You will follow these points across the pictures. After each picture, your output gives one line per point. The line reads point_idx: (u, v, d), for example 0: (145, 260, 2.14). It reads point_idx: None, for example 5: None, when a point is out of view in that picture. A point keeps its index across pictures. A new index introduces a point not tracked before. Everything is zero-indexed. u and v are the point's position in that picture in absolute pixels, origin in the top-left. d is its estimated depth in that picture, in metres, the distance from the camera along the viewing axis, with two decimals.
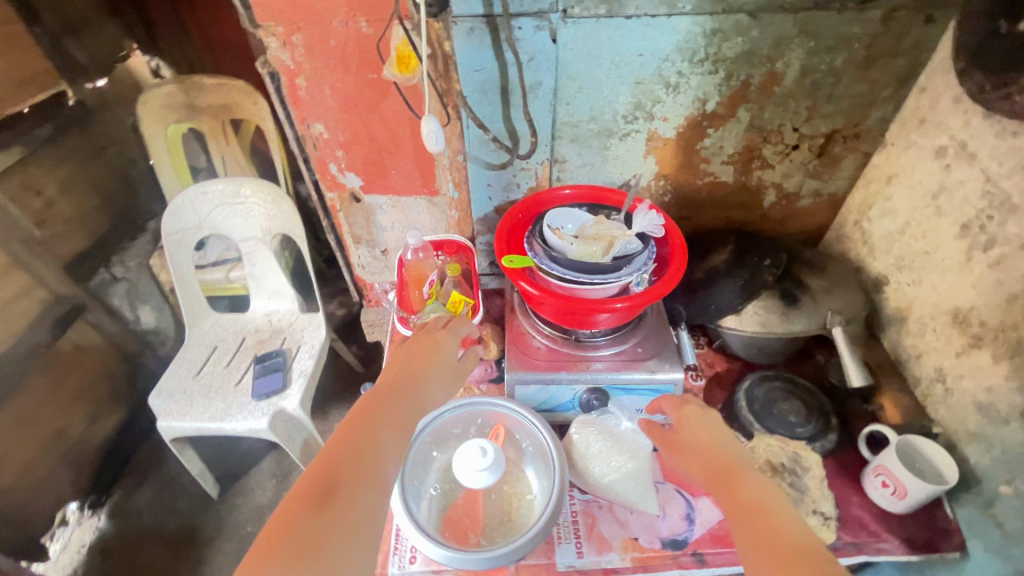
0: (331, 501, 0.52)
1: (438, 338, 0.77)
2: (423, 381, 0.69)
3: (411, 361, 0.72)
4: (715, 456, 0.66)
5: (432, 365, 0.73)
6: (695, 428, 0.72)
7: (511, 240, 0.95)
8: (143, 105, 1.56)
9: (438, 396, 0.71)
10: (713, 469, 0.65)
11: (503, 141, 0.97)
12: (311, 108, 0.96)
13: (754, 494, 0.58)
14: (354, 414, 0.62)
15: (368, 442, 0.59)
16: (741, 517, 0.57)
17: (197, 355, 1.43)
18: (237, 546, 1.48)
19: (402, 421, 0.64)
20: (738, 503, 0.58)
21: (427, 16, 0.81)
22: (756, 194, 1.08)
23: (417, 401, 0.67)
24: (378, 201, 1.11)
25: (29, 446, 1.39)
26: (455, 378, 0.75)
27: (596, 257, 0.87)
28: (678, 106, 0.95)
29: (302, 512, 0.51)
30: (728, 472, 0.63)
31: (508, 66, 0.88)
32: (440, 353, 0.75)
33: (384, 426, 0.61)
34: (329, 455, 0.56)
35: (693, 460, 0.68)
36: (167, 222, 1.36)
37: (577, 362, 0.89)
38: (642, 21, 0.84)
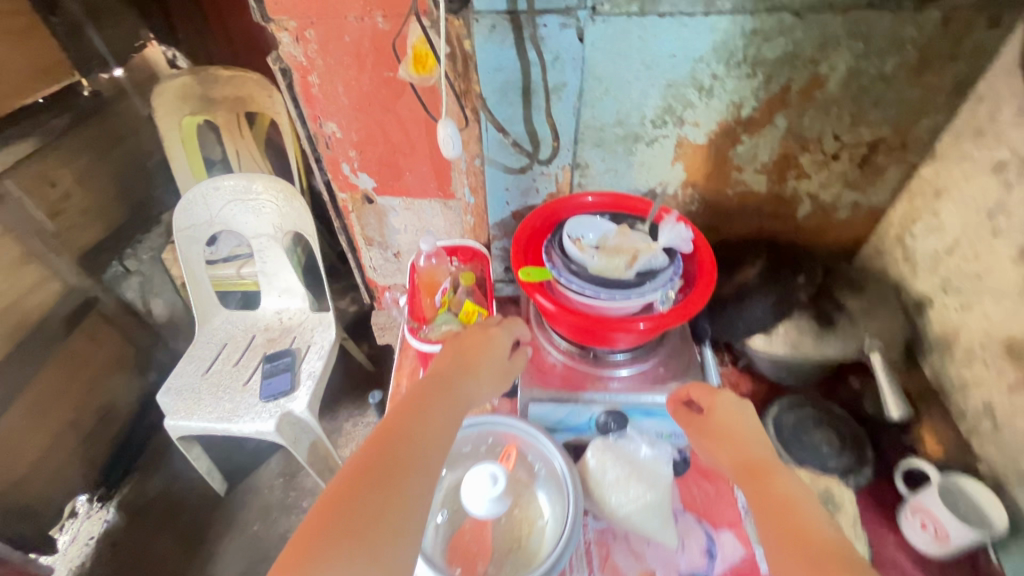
0: (380, 485, 0.59)
1: (492, 333, 0.80)
2: (464, 388, 0.73)
3: (460, 355, 0.76)
4: (745, 449, 0.69)
5: (483, 361, 0.77)
6: (728, 418, 0.73)
7: (529, 250, 0.91)
8: (158, 97, 1.54)
9: (482, 394, 0.75)
10: (744, 462, 0.68)
11: (524, 144, 0.92)
12: (324, 106, 0.92)
13: (783, 492, 0.62)
14: (403, 404, 0.68)
15: (415, 433, 0.65)
16: (771, 516, 0.61)
17: (206, 353, 1.41)
18: (243, 544, 1.47)
19: (447, 415, 0.69)
20: (768, 501, 0.62)
21: (449, 11, 0.77)
22: (789, 205, 1.01)
23: (462, 397, 0.72)
24: (391, 203, 1.08)
25: (42, 438, 1.39)
26: (503, 378, 0.79)
27: (619, 273, 0.83)
28: (710, 111, 0.89)
29: (353, 491, 0.58)
30: (758, 467, 0.66)
31: (531, 66, 0.83)
32: (490, 350, 0.78)
33: (430, 419, 0.67)
34: (378, 441, 0.63)
35: (724, 449, 0.71)
36: (179, 217, 1.35)
37: (595, 383, 0.86)
38: (677, 20, 0.78)
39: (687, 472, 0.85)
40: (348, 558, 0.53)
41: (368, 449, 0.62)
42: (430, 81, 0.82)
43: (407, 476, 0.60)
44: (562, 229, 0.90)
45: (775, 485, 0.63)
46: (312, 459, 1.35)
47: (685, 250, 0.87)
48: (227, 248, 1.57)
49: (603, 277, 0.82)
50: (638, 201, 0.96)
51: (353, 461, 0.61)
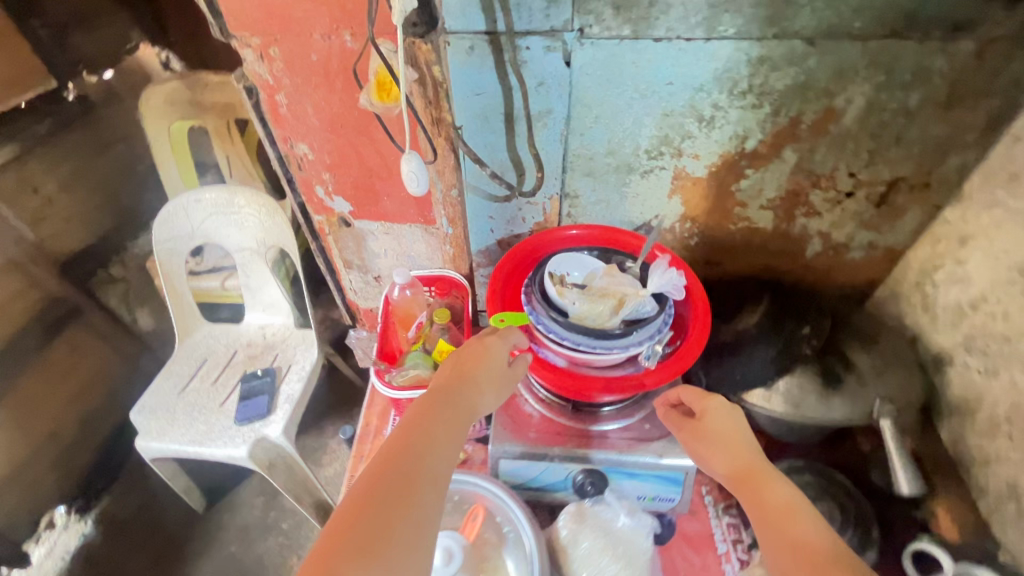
0: (386, 508, 0.53)
1: (489, 342, 0.72)
2: (474, 396, 0.66)
3: (460, 363, 0.69)
4: (738, 455, 0.65)
5: (483, 372, 0.69)
6: (722, 423, 0.68)
7: (507, 293, 0.85)
8: (147, 102, 1.53)
9: (485, 404, 0.67)
10: (739, 469, 0.64)
11: (506, 173, 0.85)
12: (294, 127, 0.85)
13: (780, 500, 0.60)
14: (404, 422, 0.62)
15: (419, 448, 0.59)
16: (773, 526, 0.58)
17: (185, 369, 1.36)
18: (219, 565, 1.42)
19: (454, 426, 0.63)
20: (767, 510, 0.60)
21: (411, 35, 0.71)
22: (797, 243, 0.93)
23: (467, 405, 0.65)
24: (369, 227, 1.01)
25: (17, 451, 1.36)
26: (504, 386, 0.70)
27: (602, 321, 0.76)
28: (711, 142, 0.81)
29: (357, 519, 0.52)
30: (752, 473, 0.63)
31: (513, 91, 0.75)
32: (492, 358, 0.70)
33: (434, 432, 0.61)
34: (382, 463, 0.57)
35: (717, 456, 0.66)
36: (158, 229, 1.30)
37: (571, 437, 0.78)
38: (675, 45, 0.70)
39: (671, 537, 0.79)
40: None
41: (372, 472, 0.56)
42: (393, 111, 0.78)
43: (414, 494, 0.55)
44: (545, 266, 0.83)
45: (770, 493, 0.61)
46: (289, 483, 1.30)
47: (678, 297, 0.79)
48: (212, 258, 1.52)
49: (584, 325, 0.75)
50: (629, 237, 0.89)
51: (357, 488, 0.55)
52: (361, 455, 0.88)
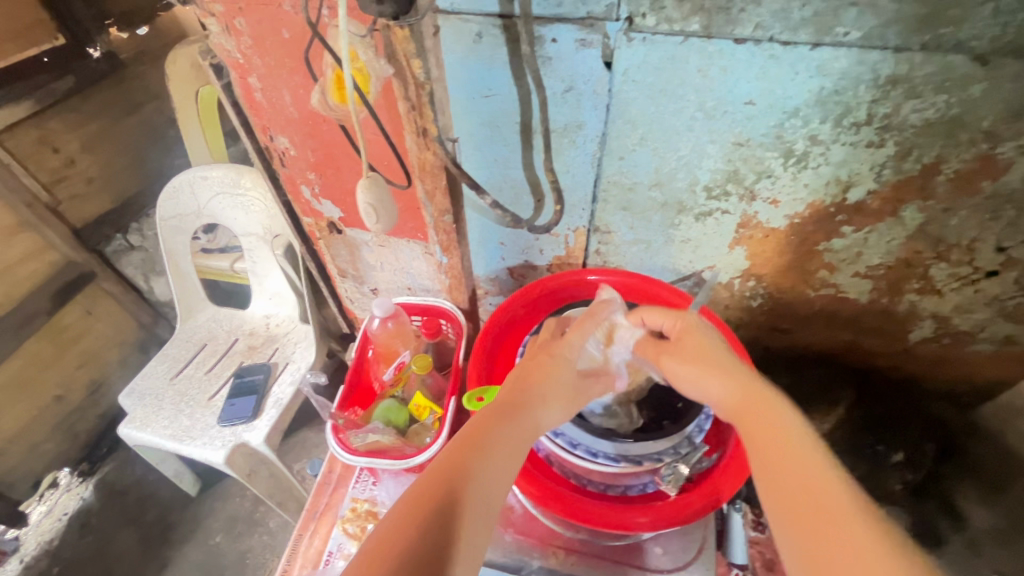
0: (435, 540, 0.39)
1: (555, 350, 0.57)
2: (539, 410, 0.51)
3: (523, 377, 0.54)
4: (730, 377, 0.50)
5: (548, 385, 0.54)
6: (705, 348, 0.54)
7: (496, 359, 0.70)
8: (171, 65, 1.31)
9: (550, 424, 0.52)
10: (728, 396, 0.49)
11: (523, 195, 0.67)
12: (271, 117, 0.70)
13: (778, 425, 0.44)
14: (461, 433, 0.48)
15: (473, 469, 0.44)
16: (774, 456, 0.42)
17: (182, 353, 1.30)
18: (199, 559, 1.33)
19: (514, 449, 0.48)
20: (759, 438, 0.44)
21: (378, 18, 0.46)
22: (898, 323, 0.69)
23: (532, 424, 0.50)
24: (362, 237, 0.85)
25: (20, 414, 1.30)
26: (574, 397, 0.55)
27: (619, 423, 0.60)
28: (798, 186, 0.59)
29: (396, 553, 0.38)
30: (750, 398, 0.48)
31: (532, 98, 0.57)
32: (560, 371, 0.55)
33: (495, 451, 0.46)
34: (432, 480, 0.43)
35: (708, 378, 0.51)
36: (164, 205, 1.22)
37: (556, 548, 0.61)
38: (765, 49, 0.48)
39: None
40: None
41: (419, 493, 0.42)
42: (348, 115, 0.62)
43: (468, 527, 0.41)
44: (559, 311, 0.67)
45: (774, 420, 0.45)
46: (270, 489, 1.20)
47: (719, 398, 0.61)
48: (225, 238, 1.42)
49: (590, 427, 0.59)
50: (670, 292, 0.69)
51: (397, 513, 0.41)
52: (315, 510, 0.73)
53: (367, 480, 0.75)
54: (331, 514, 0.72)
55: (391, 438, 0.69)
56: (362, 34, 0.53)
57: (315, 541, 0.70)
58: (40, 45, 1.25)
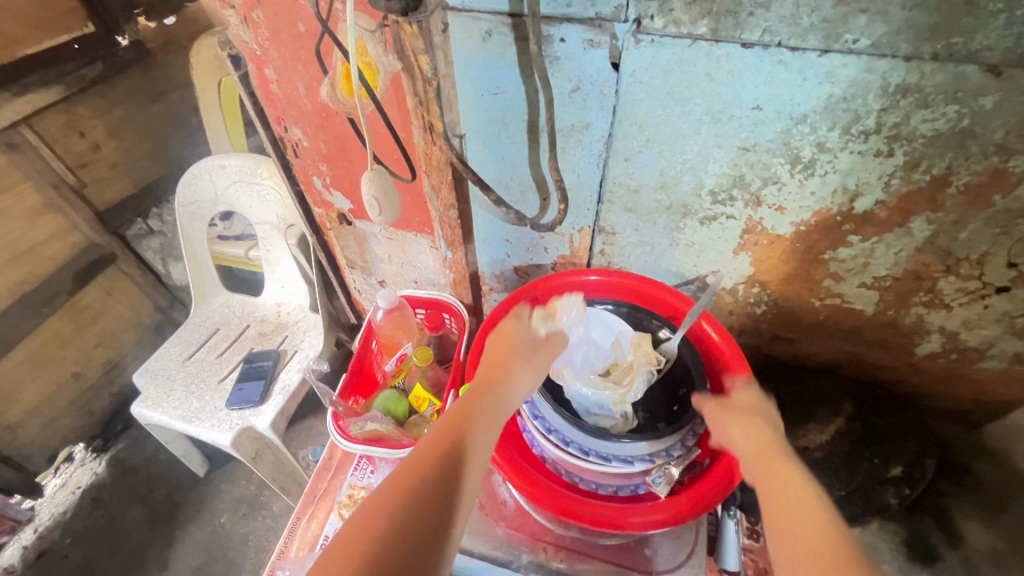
0: (429, 493, 0.44)
1: (507, 329, 0.63)
2: (513, 378, 0.56)
3: (491, 356, 0.59)
4: (756, 435, 0.54)
5: (510, 355, 0.59)
6: (739, 404, 0.59)
7: None
8: (197, 56, 1.34)
9: (526, 390, 0.57)
10: (749, 452, 0.53)
11: (529, 192, 0.67)
12: (286, 108, 0.72)
13: (787, 478, 0.49)
14: (450, 410, 0.52)
15: (459, 437, 0.49)
16: (781, 503, 0.47)
17: (195, 336, 1.33)
18: (204, 539, 1.36)
19: (494, 417, 0.52)
20: (773, 496, 0.48)
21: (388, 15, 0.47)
22: (903, 336, 0.68)
23: (508, 393, 0.55)
24: (371, 229, 0.86)
25: (40, 389, 1.34)
26: (537, 359, 0.60)
27: (614, 424, 0.60)
28: (804, 194, 0.58)
29: (390, 507, 0.42)
30: (768, 458, 0.52)
31: (539, 96, 0.57)
32: (522, 343, 0.61)
33: (476, 420, 0.51)
34: (425, 444, 0.47)
35: (737, 427, 0.56)
36: (183, 191, 1.25)
37: (546, 544, 0.62)
38: (773, 54, 0.48)
39: None
40: None
41: (416, 456, 0.47)
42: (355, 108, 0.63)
43: (462, 483, 0.46)
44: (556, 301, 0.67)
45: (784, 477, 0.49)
46: (274, 473, 1.23)
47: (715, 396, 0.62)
48: (241, 225, 1.45)
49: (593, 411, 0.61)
50: (670, 296, 0.69)
51: (398, 472, 0.46)
52: (313, 495, 0.74)
53: (366, 469, 0.76)
54: (329, 500, 0.74)
55: (389, 428, 0.71)
56: (373, 29, 0.54)
57: (312, 525, 0.72)
58: (71, 32, 1.28)
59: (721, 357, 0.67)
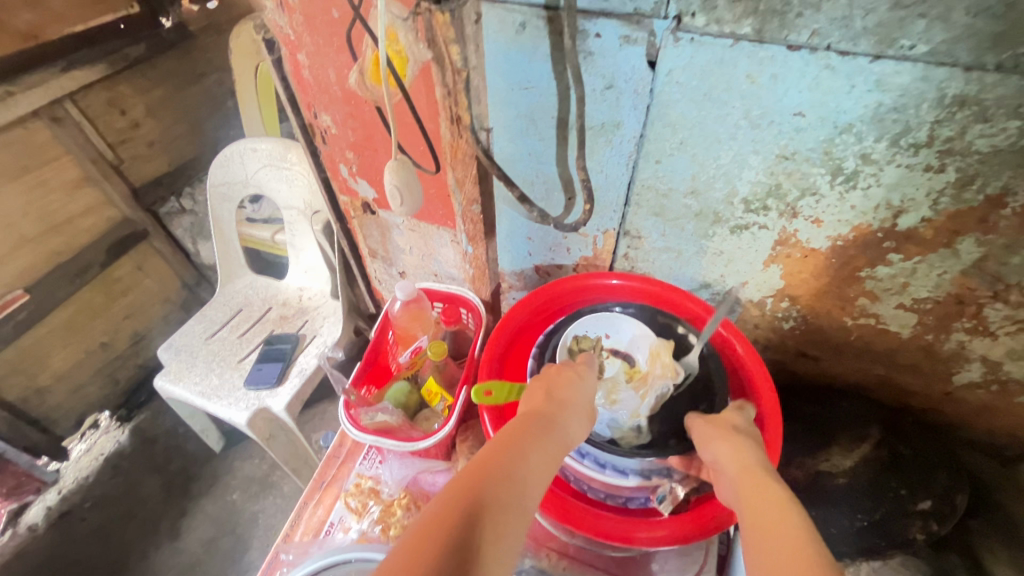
0: (475, 533, 0.39)
1: (581, 370, 0.58)
2: (571, 418, 0.52)
3: (548, 389, 0.54)
4: (741, 452, 0.50)
5: (574, 393, 0.55)
6: (727, 422, 0.55)
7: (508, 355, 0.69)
8: (236, 38, 1.35)
9: (576, 438, 0.52)
10: (733, 472, 0.49)
11: (555, 191, 0.66)
12: (316, 94, 0.72)
13: (769, 499, 0.44)
14: (504, 436, 0.48)
15: (515, 470, 0.45)
16: (763, 523, 0.42)
17: (219, 315, 1.36)
18: (215, 512, 1.39)
19: (551, 457, 0.48)
20: (759, 522, 0.43)
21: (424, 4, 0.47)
22: (941, 362, 0.64)
23: (560, 437, 0.50)
24: (394, 220, 0.85)
25: (69, 357, 1.38)
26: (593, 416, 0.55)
27: (623, 436, 0.59)
28: (844, 207, 0.55)
29: (445, 528, 0.38)
30: (751, 476, 0.47)
31: (570, 92, 0.56)
32: (584, 380, 0.56)
33: (532, 455, 0.47)
34: (479, 472, 0.43)
35: (722, 444, 0.51)
36: (215, 172, 1.27)
37: (550, 550, 0.60)
38: (820, 58, 0.46)
39: None
40: None
41: (469, 476, 0.43)
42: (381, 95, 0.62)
43: (513, 521, 0.41)
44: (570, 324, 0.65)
45: (767, 497, 0.45)
46: (287, 455, 1.25)
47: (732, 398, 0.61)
48: (269, 209, 1.47)
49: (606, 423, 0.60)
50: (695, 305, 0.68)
51: (449, 490, 0.42)
52: (321, 480, 0.75)
53: (375, 458, 0.76)
54: (336, 487, 0.74)
55: (398, 420, 0.72)
56: (403, 16, 0.52)
57: (318, 510, 0.72)
58: (117, 11, 1.32)
59: (745, 371, 0.64)
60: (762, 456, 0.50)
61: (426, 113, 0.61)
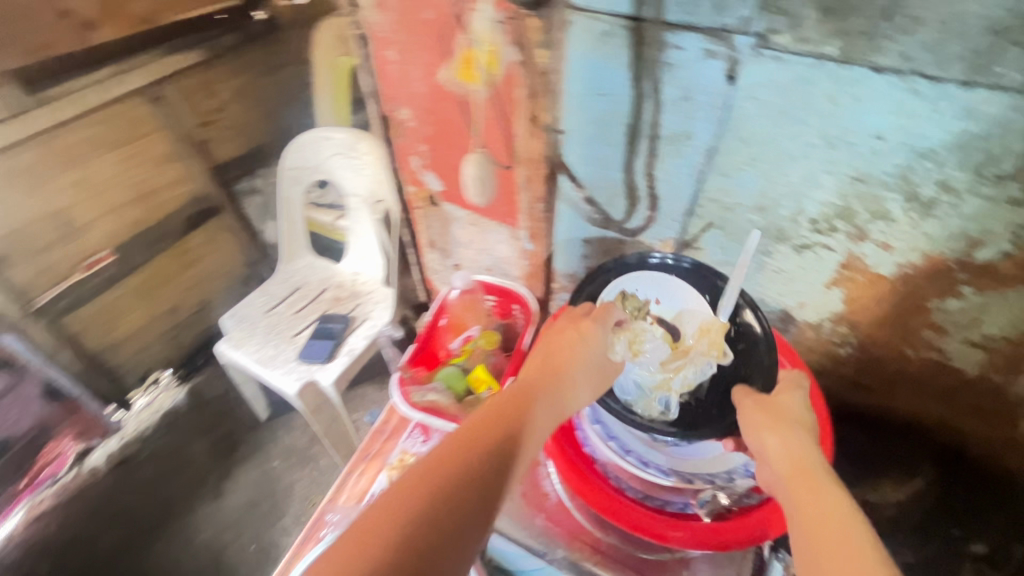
0: (461, 491, 0.43)
1: (586, 328, 0.58)
2: (568, 387, 0.54)
3: (547, 358, 0.56)
4: (792, 443, 0.49)
5: (577, 362, 0.56)
6: (779, 408, 0.53)
7: None
8: (320, 32, 1.44)
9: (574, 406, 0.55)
10: (782, 465, 0.48)
11: (617, 197, 0.68)
12: (398, 88, 0.76)
13: (821, 495, 0.43)
14: (501, 401, 0.51)
15: (505, 434, 0.48)
16: (814, 519, 0.42)
17: (278, 291, 1.44)
18: (256, 478, 1.46)
19: (543, 422, 0.51)
20: (806, 521, 0.42)
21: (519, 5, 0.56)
22: (1008, 406, 0.61)
23: (555, 406, 0.53)
24: (456, 213, 0.89)
25: (140, 317, 1.47)
26: (601, 382, 0.58)
27: (646, 406, 0.61)
28: (917, 235, 0.55)
29: (430, 487, 0.43)
30: (802, 469, 0.47)
31: (645, 101, 0.58)
32: (589, 348, 0.57)
33: (524, 421, 0.50)
34: (470, 435, 0.47)
35: (772, 433, 0.50)
36: (290, 156, 1.36)
37: (582, 543, 0.61)
38: (905, 82, 0.46)
39: None
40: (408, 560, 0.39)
41: (461, 439, 0.47)
42: (469, 94, 0.68)
43: (500, 480, 0.45)
44: (611, 281, 0.66)
45: (818, 492, 0.44)
46: (328, 430, 1.31)
47: None
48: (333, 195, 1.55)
49: (632, 385, 0.62)
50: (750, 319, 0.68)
51: (442, 450, 0.46)
52: (366, 453, 0.78)
53: (419, 437, 0.79)
54: (380, 460, 0.77)
55: (447, 402, 0.76)
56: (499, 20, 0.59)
57: (361, 480, 0.75)
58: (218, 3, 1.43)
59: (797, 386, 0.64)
60: (815, 450, 0.49)
61: (505, 112, 0.66)
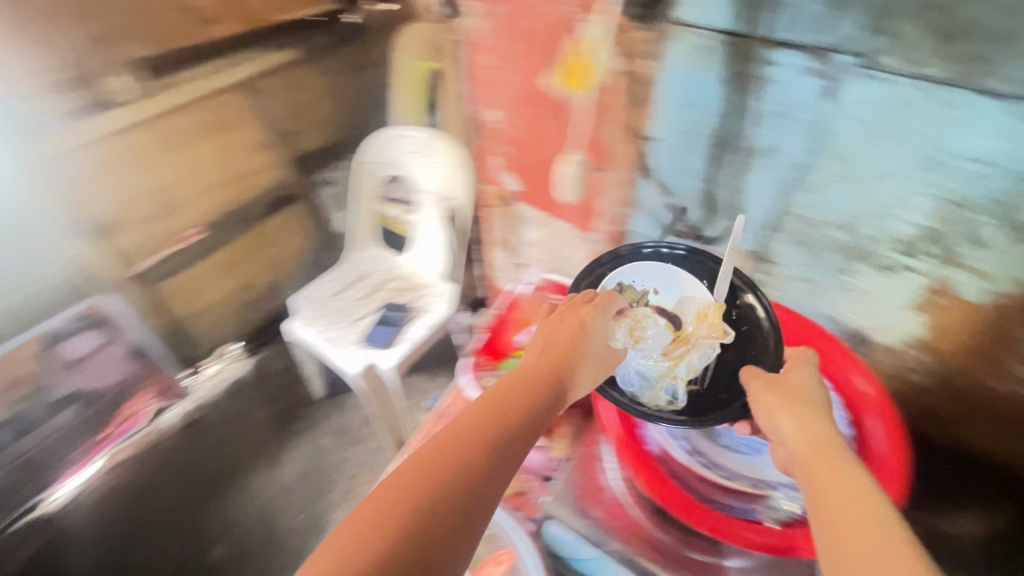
0: (478, 458, 0.44)
1: (587, 315, 0.60)
2: (570, 372, 0.56)
3: (548, 345, 0.58)
4: (809, 427, 0.50)
5: (579, 350, 0.58)
6: (792, 386, 0.54)
7: None
8: None
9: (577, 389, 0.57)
10: (802, 451, 0.48)
11: (692, 206, 0.72)
12: (490, 93, 0.87)
13: (840, 479, 0.44)
14: (507, 383, 0.53)
15: (512, 410, 0.50)
16: (834, 502, 0.43)
17: (345, 278, 1.52)
18: (307, 452, 1.55)
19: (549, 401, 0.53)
20: (827, 505, 0.43)
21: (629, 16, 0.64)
22: None
23: (559, 387, 0.55)
24: (527, 213, 0.98)
25: (218, 291, 1.54)
26: (602, 370, 0.60)
27: (652, 396, 0.62)
28: (1013, 263, 0.54)
29: (450, 455, 0.44)
30: (820, 452, 0.47)
31: (734, 112, 0.61)
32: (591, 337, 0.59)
33: (530, 398, 0.52)
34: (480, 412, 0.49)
35: (788, 418, 0.51)
36: (368, 150, 1.43)
37: (638, 540, 0.62)
38: (1014, 107, 0.46)
39: None
40: (427, 519, 0.39)
41: (473, 415, 0.48)
42: (571, 99, 0.77)
43: (511, 452, 0.47)
44: (607, 274, 0.69)
45: (837, 477, 0.45)
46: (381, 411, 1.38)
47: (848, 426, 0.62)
48: None
49: (635, 374, 0.64)
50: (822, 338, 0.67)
51: (455, 424, 0.47)
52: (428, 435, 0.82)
53: None
54: None
55: None
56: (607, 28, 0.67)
57: None
58: None
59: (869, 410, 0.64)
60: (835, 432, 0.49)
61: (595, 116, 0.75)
